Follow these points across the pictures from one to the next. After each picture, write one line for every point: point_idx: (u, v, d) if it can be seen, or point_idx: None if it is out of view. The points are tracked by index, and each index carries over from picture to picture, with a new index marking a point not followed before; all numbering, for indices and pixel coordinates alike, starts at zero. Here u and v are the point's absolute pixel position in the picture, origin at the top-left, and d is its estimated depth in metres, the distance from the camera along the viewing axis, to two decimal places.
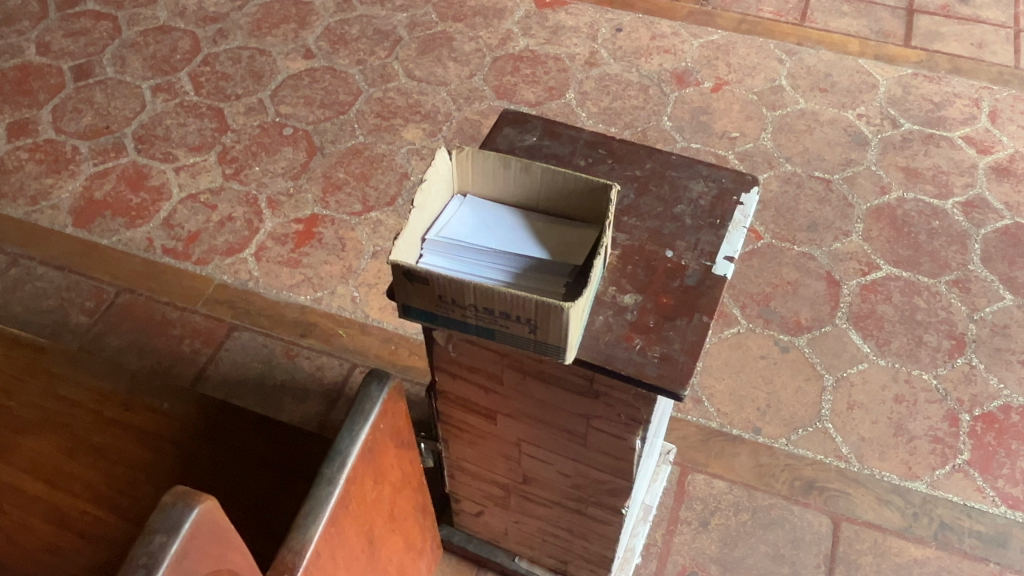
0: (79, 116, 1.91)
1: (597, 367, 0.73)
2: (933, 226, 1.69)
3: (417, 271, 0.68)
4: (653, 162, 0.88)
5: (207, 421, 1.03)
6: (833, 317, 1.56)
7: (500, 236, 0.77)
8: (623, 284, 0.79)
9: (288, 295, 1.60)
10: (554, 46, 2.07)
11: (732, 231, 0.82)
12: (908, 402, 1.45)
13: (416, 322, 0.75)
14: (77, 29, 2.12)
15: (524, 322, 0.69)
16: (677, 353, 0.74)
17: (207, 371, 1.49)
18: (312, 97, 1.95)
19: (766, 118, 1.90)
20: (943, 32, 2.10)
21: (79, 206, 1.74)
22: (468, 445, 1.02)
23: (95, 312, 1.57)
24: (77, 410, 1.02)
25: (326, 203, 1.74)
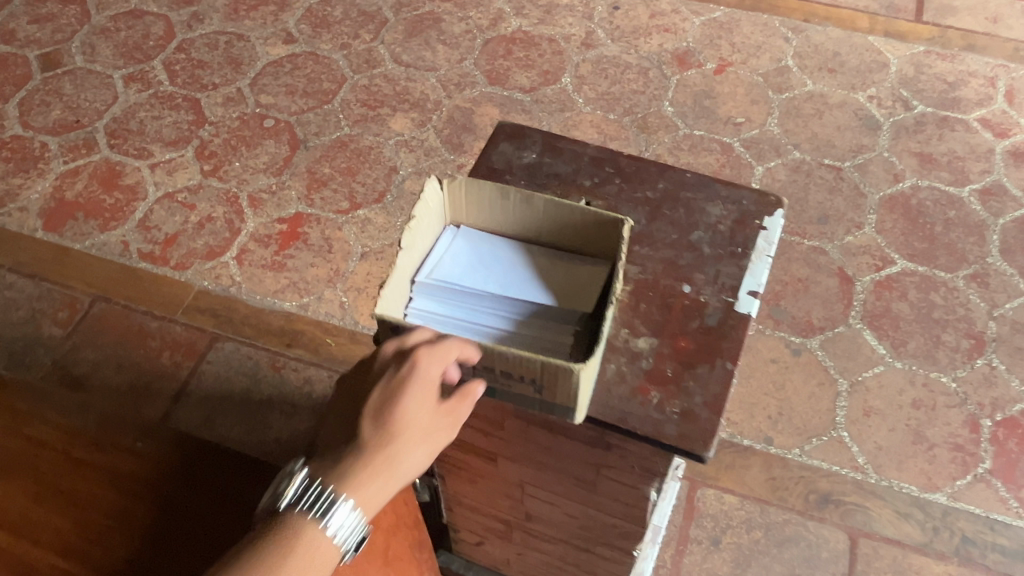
0: (48, 110, 1.80)
1: (610, 426, 0.65)
2: (949, 216, 1.61)
3: (406, 327, 0.59)
4: (665, 181, 0.80)
5: (184, 463, 0.98)
6: (846, 317, 1.48)
7: (499, 278, 0.69)
8: (635, 325, 0.71)
9: (273, 301, 1.52)
10: (548, 26, 1.97)
11: (755, 262, 0.74)
12: (926, 407, 1.38)
13: None
14: (43, 14, 2.00)
15: (528, 382, 0.61)
16: (698, 407, 0.66)
17: (190, 386, 1.41)
18: (294, 85, 1.85)
19: (773, 102, 1.80)
20: (956, 5, 2.00)
21: (50, 208, 1.64)
22: (467, 482, 0.94)
23: (69, 324, 1.48)
24: (43, 449, 0.94)
25: (311, 201, 1.65)
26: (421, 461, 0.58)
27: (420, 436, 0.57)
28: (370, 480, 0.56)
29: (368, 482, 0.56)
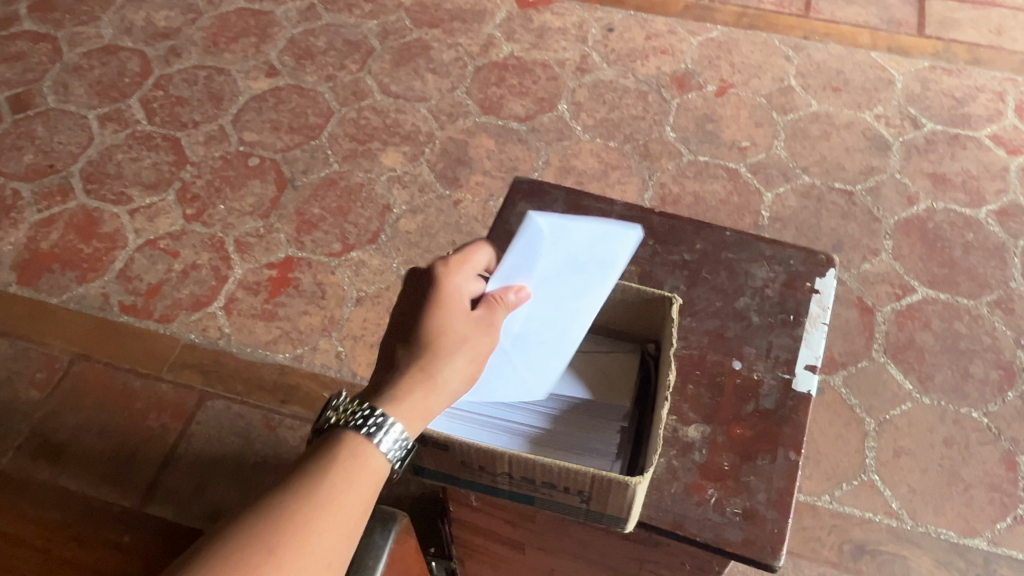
0: (19, 154, 1.71)
1: (665, 533, 0.58)
2: (967, 240, 1.56)
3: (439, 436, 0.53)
4: (703, 241, 0.73)
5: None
6: (868, 350, 1.42)
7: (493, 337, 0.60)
8: (684, 410, 0.63)
9: (265, 354, 1.43)
10: (541, 51, 1.90)
11: (810, 332, 0.67)
12: (958, 445, 1.32)
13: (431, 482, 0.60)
14: (12, 53, 1.91)
15: (574, 493, 0.54)
16: (763, 507, 0.59)
17: (179, 451, 1.31)
18: (279, 121, 1.76)
19: (778, 124, 1.74)
20: (958, 18, 1.94)
21: (24, 260, 1.55)
22: (488, 566, 0.87)
23: (47, 386, 1.39)
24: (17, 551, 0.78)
25: (301, 244, 1.57)
26: (460, 368, 0.52)
27: (459, 346, 0.53)
28: (414, 391, 0.51)
29: (411, 389, 0.51)
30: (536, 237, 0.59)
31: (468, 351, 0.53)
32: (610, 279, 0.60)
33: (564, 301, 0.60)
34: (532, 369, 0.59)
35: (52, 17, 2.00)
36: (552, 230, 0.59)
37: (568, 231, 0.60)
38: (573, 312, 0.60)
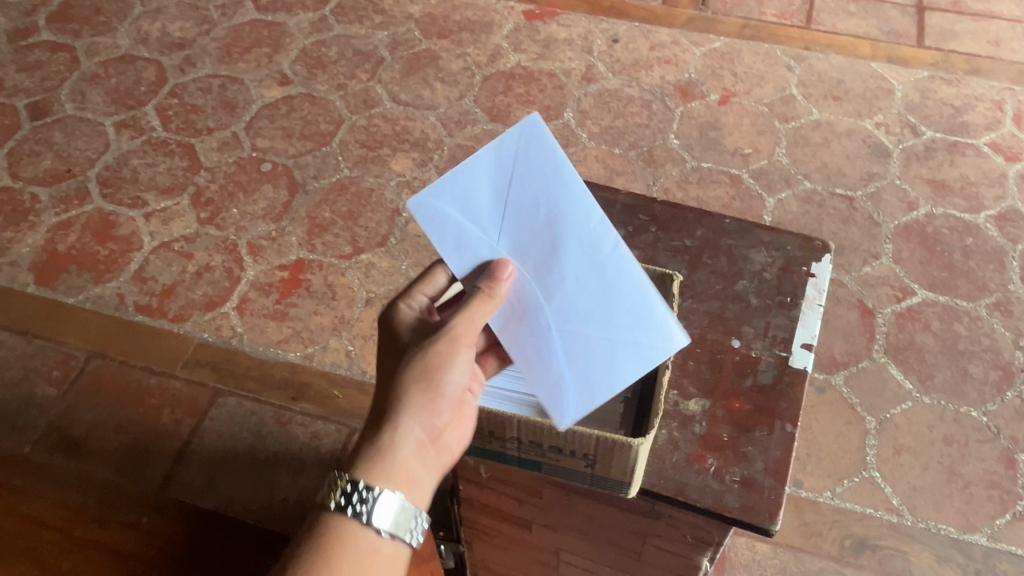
0: (38, 160, 1.75)
1: (667, 499, 0.60)
2: (966, 244, 1.58)
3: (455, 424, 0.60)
4: (704, 229, 0.76)
5: None
6: (869, 351, 1.44)
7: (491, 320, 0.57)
8: (685, 386, 0.66)
9: (276, 352, 1.46)
10: (547, 61, 1.94)
11: (806, 312, 0.70)
12: (958, 443, 1.34)
13: None
14: (31, 62, 1.96)
15: (580, 457, 0.57)
16: (760, 476, 0.61)
17: (192, 446, 1.34)
18: (291, 128, 1.80)
19: (779, 131, 1.77)
20: (957, 29, 1.98)
21: (42, 262, 1.58)
22: (497, 547, 0.89)
23: (64, 383, 1.42)
24: None
25: (312, 246, 1.60)
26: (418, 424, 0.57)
27: (417, 401, 0.56)
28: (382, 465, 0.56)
29: (377, 462, 0.56)
30: (440, 216, 0.54)
31: (417, 380, 0.56)
32: (539, 158, 0.52)
33: (529, 217, 0.53)
34: (589, 291, 0.52)
35: (71, 28, 2.05)
36: (445, 195, 0.54)
37: (456, 178, 0.54)
38: (554, 217, 0.52)
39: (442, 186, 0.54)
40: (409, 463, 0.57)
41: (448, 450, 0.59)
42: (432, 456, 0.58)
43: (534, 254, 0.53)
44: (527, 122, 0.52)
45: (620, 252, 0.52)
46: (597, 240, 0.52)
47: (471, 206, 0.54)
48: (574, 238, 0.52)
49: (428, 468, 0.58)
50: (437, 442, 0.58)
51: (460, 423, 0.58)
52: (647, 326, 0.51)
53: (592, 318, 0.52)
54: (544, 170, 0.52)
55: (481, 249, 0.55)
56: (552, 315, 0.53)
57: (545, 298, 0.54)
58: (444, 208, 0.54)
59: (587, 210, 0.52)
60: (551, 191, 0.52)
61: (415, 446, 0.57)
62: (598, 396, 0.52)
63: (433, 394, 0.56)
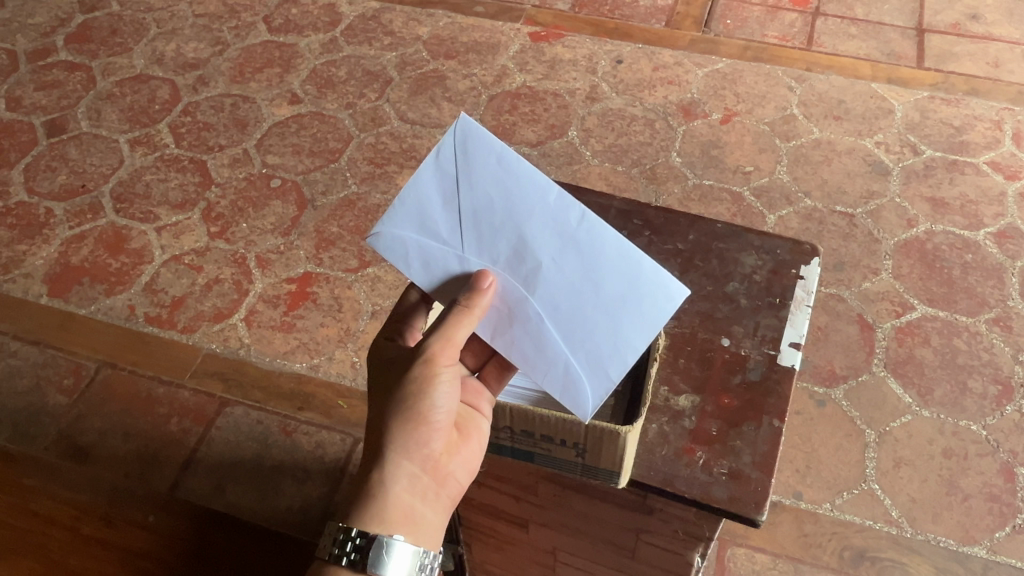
0: (54, 175, 1.79)
1: (655, 489, 0.62)
2: (966, 260, 1.60)
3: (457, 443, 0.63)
4: (696, 233, 0.79)
5: None
6: (869, 365, 1.45)
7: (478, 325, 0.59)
8: (676, 382, 0.68)
9: (283, 363, 1.47)
10: (552, 81, 1.97)
11: (795, 313, 0.72)
12: (957, 456, 1.34)
13: None
14: (49, 81, 2.01)
15: (570, 446, 0.60)
16: (748, 469, 0.63)
17: (199, 454, 1.36)
18: (300, 145, 1.84)
19: (781, 150, 1.80)
20: (956, 51, 2.01)
21: (55, 273, 1.62)
22: (496, 548, 0.91)
23: (74, 392, 1.44)
24: None
25: (319, 260, 1.63)
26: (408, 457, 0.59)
27: (408, 435, 0.59)
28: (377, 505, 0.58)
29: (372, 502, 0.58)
30: (404, 243, 0.56)
31: (402, 419, 0.58)
32: (479, 158, 0.54)
33: (488, 217, 0.55)
34: (574, 271, 0.54)
35: (88, 49, 2.11)
36: (402, 221, 0.56)
37: (405, 202, 0.56)
38: (514, 211, 0.54)
39: (397, 215, 0.56)
40: (406, 502, 0.59)
41: (445, 480, 0.61)
42: (428, 489, 0.60)
43: (505, 252, 0.55)
44: (454, 130, 0.54)
45: (587, 222, 0.53)
46: (561, 217, 0.54)
47: (430, 224, 0.56)
48: (540, 224, 0.54)
49: (427, 503, 0.60)
50: (431, 475, 0.60)
51: (452, 450, 0.61)
52: (639, 288, 0.54)
53: (583, 297, 0.54)
54: (489, 165, 0.54)
55: (457, 264, 0.56)
56: (543, 304, 0.55)
57: (531, 291, 0.55)
58: (405, 235, 0.56)
59: (541, 192, 0.54)
60: (502, 186, 0.54)
61: (411, 485, 0.59)
62: (612, 374, 0.54)
63: (420, 429, 0.59)
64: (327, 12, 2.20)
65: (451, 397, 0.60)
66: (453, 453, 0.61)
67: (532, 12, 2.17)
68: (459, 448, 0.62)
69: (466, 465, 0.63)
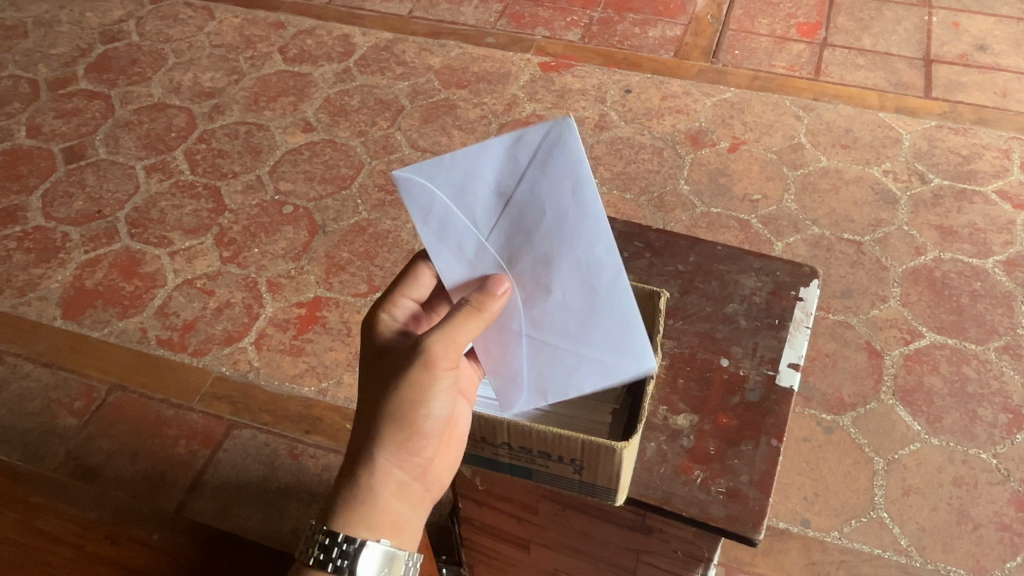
0: (70, 201, 1.83)
1: (654, 507, 0.65)
2: (975, 288, 1.60)
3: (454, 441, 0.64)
4: (696, 255, 0.85)
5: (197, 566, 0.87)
6: (877, 392, 1.45)
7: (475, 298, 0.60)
8: (675, 402, 0.72)
9: (291, 387, 1.48)
10: (562, 110, 2.00)
11: (794, 334, 0.77)
12: (968, 485, 1.33)
13: None
14: (69, 110, 2.06)
15: (567, 463, 0.62)
16: (745, 487, 0.66)
17: (206, 476, 1.36)
18: (313, 172, 1.87)
19: (788, 178, 1.81)
20: (964, 81, 2.03)
21: (69, 296, 1.64)
22: (497, 569, 0.92)
23: (85, 413, 1.45)
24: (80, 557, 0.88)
25: (329, 284, 1.65)
26: (397, 463, 0.58)
27: (402, 440, 0.58)
28: (367, 512, 0.57)
29: (359, 505, 0.58)
30: (433, 201, 0.54)
31: (397, 424, 0.58)
32: (557, 166, 0.49)
33: (528, 225, 0.52)
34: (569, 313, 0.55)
35: (108, 78, 2.16)
36: (447, 180, 0.53)
37: (455, 165, 0.52)
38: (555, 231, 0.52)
39: (439, 172, 0.53)
40: (394, 507, 0.59)
41: (430, 482, 0.62)
42: (416, 492, 0.60)
43: (524, 258, 0.54)
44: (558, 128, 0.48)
45: (615, 283, 0.52)
46: (595, 266, 0.52)
47: (470, 198, 0.53)
48: (570, 262, 0.52)
49: (414, 506, 0.60)
50: (419, 479, 0.60)
51: (440, 453, 0.61)
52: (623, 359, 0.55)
53: (565, 339, 0.56)
54: (561, 187, 0.50)
55: (472, 247, 0.55)
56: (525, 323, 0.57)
57: (525, 306, 0.56)
58: (438, 195, 0.53)
59: (593, 238, 0.51)
60: (558, 208, 0.51)
61: (400, 490, 0.59)
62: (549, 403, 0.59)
63: (413, 434, 0.58)
64: (341, 42, 2.24)
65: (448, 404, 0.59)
66: (441, 456, 0.61)
67: (543, 42, 2.21)
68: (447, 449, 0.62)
69: (448, 465, 0.63)
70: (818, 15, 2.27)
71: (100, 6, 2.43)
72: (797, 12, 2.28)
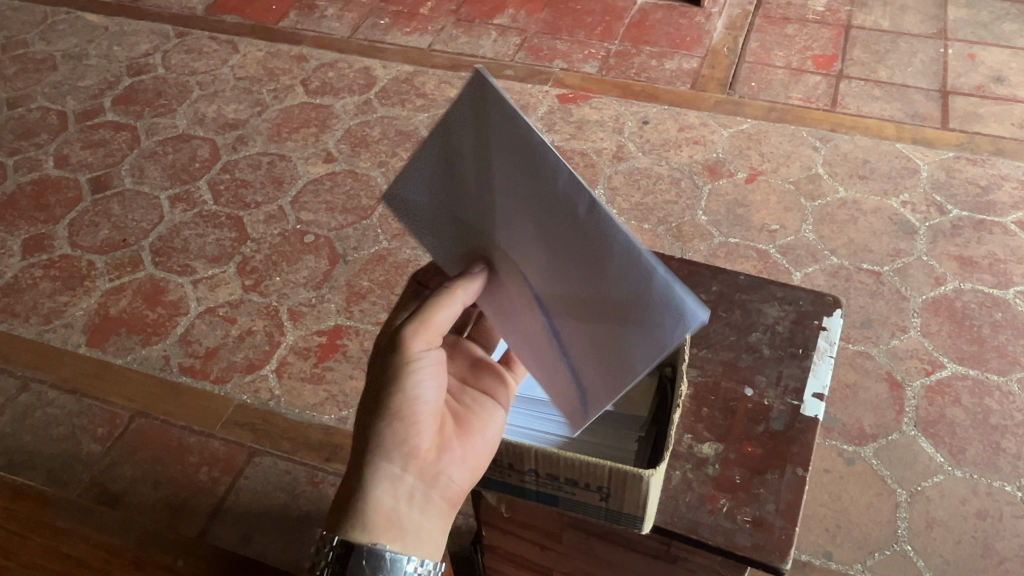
0: (96, 230, 1.86)
1: (680, 536, 0.66)
2: (996, 319, 1.59)
3: (506, 460, 0.67)
4: (719, 284, 0.86)
5: None
6: (899, 423, 1.44)
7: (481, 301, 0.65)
8: (699, 431, 0.73)
9: (312, 415, 1.49)
10: (580, 141, 2.02)
11: (817, 363, 0.78)
12: (992, 518, 1.31)
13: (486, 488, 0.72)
14: (95, 141, 2.10)
15: (594, 490, 0.63)
16: (771, 516, 0.67)
17: (227, 503, 1.37)
18: (334, 203, 1.90)
19: (806, 209, 1.82)
20: (982, 113, 2.04)
21: (93, 324, 1.66)
22: None
23: (108, 440, 1.46)
24: None
25: (349, 313, 1.66)
26: (400, 466, 0.58)
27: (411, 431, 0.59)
28: (371, 517, 0.58)
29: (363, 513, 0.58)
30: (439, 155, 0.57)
31: (389, 421, 0.58)
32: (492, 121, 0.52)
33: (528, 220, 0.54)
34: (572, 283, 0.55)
35: (134, 110, 2.20)
36: (419, 186, 0.59)
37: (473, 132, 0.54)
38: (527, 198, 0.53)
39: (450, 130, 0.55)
40: (387, 504, 0.58)
41: (441, 483, 0.60)
42: (415, 490, 0.59)
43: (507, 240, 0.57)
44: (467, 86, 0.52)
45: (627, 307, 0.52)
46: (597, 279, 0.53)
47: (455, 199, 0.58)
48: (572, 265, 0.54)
49: (413, 504, 0.59)
50: (419, 480, 0.59)
51: (447, 456, 0.61)
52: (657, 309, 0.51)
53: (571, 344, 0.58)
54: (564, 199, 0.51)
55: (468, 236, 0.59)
56: (527, 310, 0.60)
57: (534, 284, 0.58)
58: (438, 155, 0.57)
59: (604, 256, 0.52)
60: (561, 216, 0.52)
61: (393, 487, 0.58)
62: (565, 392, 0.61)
63: (400, 439, 0.58)
64: (363, 75, 2.28)
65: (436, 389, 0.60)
66: (444, 452, 0.61)
67: (561, 74, 2.23)
68: (453, 444, 0.61)
69: (466, 468, 0.62)
70: (834, 47, 2.29)
71: (127, 40, 2.48)
72: (812, 44, 2.30)
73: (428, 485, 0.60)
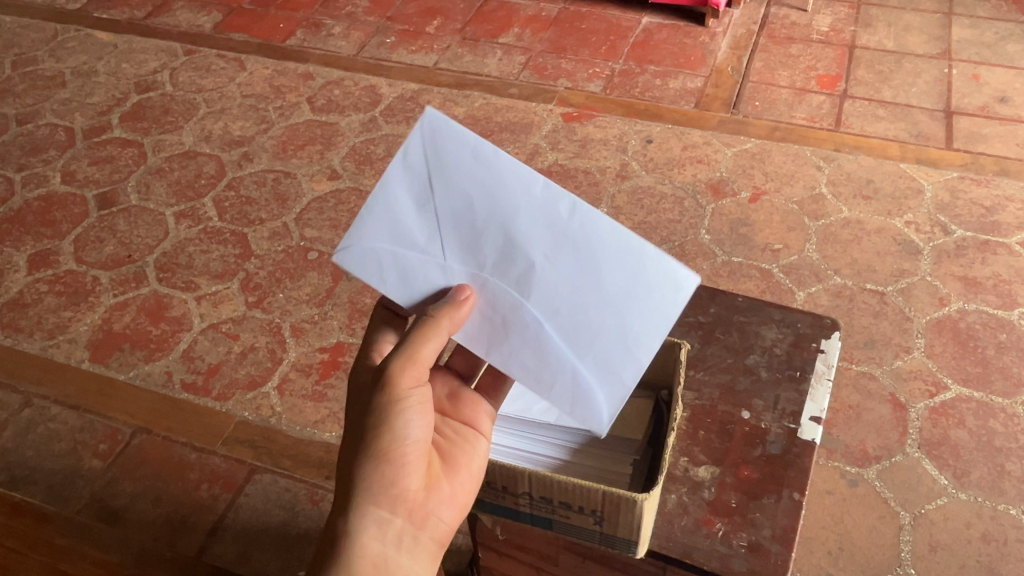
0: (101, 245, 1.87)
1: (674, 560, 0.66)
2: (1000, 340, 1.58)
3: (502, 481, 0.67)
4: (717, 306, 0.86)
5: None
6: (902, 445, 1.43)
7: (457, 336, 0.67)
8: (696, 454, 0.72)
9: (313, 432, 1.48)
10: (584, 159, 2.03)
11: (816, 387, 0.77)
12: (997, 542, 1.30)
13: (484, 510, 0.73)
14: (102, 157, 2.12)
15: (588, 514, 0.63)
16: (767, 542, 0.66)
17: (226, 521, 1.36)
18: (338, 219, 1.90)
19: (809, 229, 1.81)
20: (986, 133, 2.04)
21: (97, 339, 1.67)
22: None
23: (109, 456, 1.47)
24: None
25: (352, 330, 1.66)
26: (386, 509, 0.61)
27: (395, 475, 0.62)
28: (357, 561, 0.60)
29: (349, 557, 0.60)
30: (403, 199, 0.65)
31: (376, 464, 0.61)
32: (460, 159, 0.62)
33: (513, 233, 0.62)
34: (570, 283, 0.62)
35: (141, 127, 2.22)
36: (388, 234, 0.65)
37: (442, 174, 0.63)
38: (499, 208, 0.62)
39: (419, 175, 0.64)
40: (375, 550, 0.61)
41: (427, 522, 0.63)
42: (401, 530, 0.62)
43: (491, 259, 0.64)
44: (416, 128, 0.63)
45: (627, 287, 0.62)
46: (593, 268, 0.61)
47: (406, 237, 0.65)
48: (562, 265, 0.62)
49: (402, 547, 0.62)
50: (405, 522, 0.62)
51: (433, 496, 0.64)
52: (648, 280, 0.62)
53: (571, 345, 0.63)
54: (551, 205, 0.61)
55: (440, 272, 0.65)
56: (519, 329, 0.65)
57: (525, 296, 0.63)
58: (406, 199, 0.65)
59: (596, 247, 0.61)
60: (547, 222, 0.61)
61: (381, 530, 0.61)
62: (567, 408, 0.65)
63: (384, 484, 0.62)
64: (368, 93, 2.29)
65: (421, 430, 0.63)
66: (431, 491, 0.64)
67: (565, 93, 2.24)
68: (441, 484, 0.64)
69: (451, 505, 0.65)
70: (838, 67, 2.29)
71: (136, 57, 2.51)
72: (817, 65, 2.31)
73: (414, 524, 0.63)
